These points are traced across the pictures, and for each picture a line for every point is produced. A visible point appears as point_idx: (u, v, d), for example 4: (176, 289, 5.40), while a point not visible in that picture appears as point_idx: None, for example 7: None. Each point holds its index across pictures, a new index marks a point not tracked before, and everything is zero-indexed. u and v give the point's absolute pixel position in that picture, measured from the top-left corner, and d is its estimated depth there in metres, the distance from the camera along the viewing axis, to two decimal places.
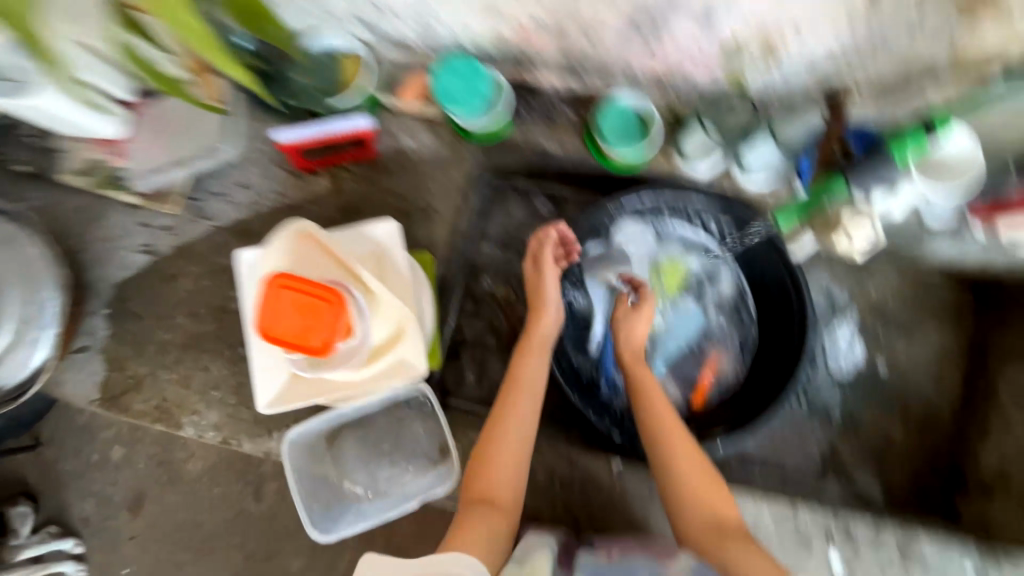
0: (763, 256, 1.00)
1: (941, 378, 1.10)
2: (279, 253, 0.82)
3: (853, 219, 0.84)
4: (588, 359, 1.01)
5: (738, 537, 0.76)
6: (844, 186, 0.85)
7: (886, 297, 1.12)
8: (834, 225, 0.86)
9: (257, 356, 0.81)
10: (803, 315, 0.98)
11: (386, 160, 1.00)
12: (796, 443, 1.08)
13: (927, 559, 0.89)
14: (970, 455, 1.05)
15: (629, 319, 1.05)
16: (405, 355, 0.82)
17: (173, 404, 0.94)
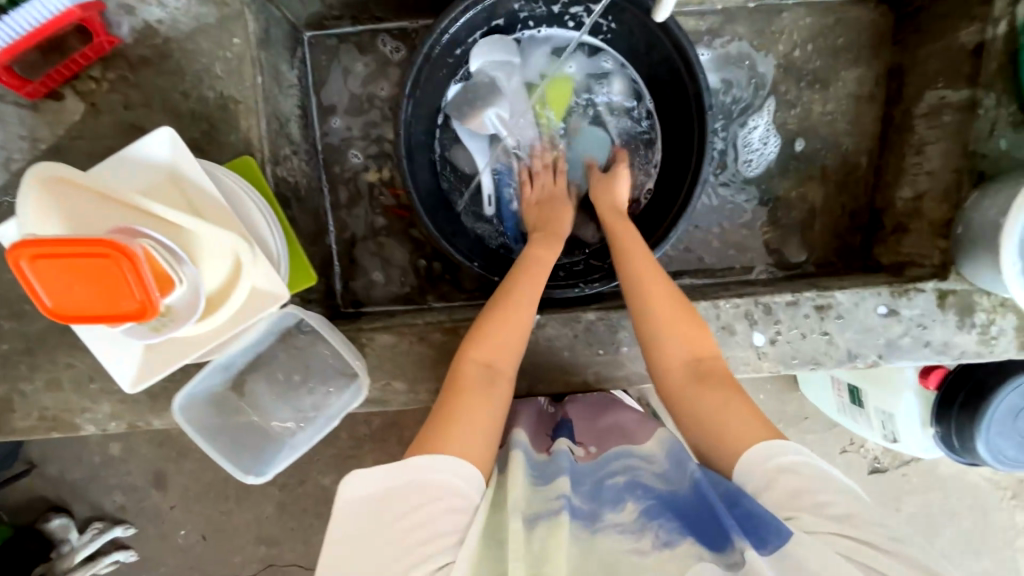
0: (638, 30, 0.89)
1: (858, 120, 1.05)
2: (40, 215, 0.63)
3: None
4: (486, 220, 0.99)
5: (718, 386, 0.71)
6: None
7: (786, 48, 1.02)
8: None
9: (92, 338, 0.70)
10: (693, 84, 0.85)
11: (138, 50, 0.75)
12: (732, 232, 1.07)
13: (841, 306, 0.90)
14: (888, 198, 1.02)
15: (517, 155, 0.97)
16: (255, 281, 0.71)
17: (58, 409, 0.84)
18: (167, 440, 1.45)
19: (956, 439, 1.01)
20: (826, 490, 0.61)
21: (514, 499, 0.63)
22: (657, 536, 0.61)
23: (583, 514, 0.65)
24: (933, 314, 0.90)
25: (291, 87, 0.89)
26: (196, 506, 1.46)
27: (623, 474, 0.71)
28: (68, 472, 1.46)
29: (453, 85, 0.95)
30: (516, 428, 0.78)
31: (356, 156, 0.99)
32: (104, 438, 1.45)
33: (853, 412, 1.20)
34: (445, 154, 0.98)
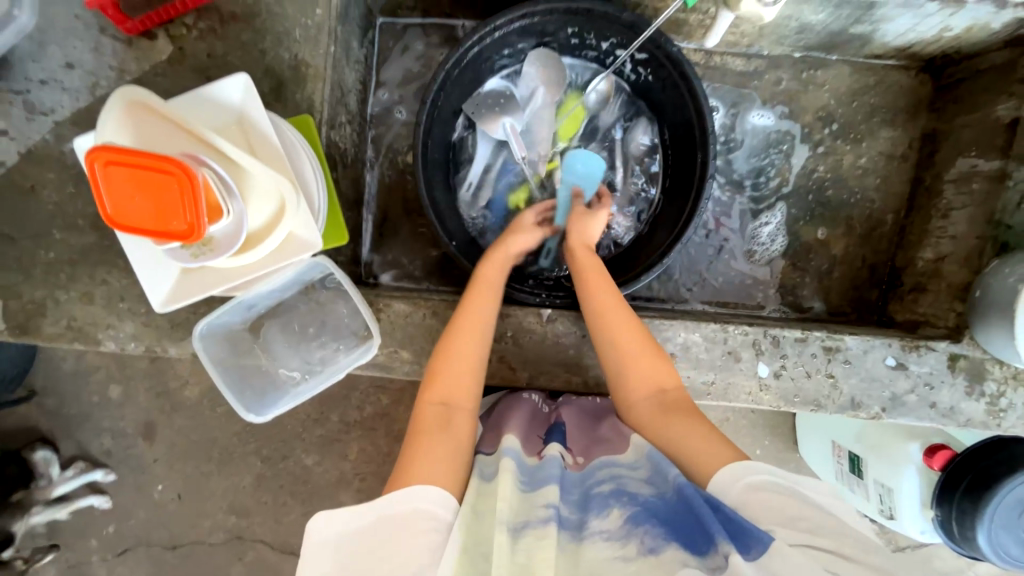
0: (665, 88, 0.94)
1: (886, 178, 1.07)
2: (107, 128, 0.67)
3: None
4: (476, 212, 1.04)
5: (684, 415, 0.72)
6: None
7: (824, 101, 1.06)
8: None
9: (138, 253, 0.75)
10: (704, 140, 0.89)
11: (230, 5, 0.83)
12: (745, 287, 1.09)
13: (849, 351, 0.91)
14: (909, 258, 1.04)
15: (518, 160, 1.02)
16: (293, 227, 0.75)
17: (84, 321, 0.88)
18: (166, 393, 1.48)
19: (956, 526, 0.94)
20: (799, 505, 0.60)
21: (499, 510, 0.61)
22: (642, 542, 0.60)
23: (569, 525, 0.63)
24: (942, 375, 0.90)
25: (357, 63, 0.96)
26: (178, 463, 1.48)
27: (610, 481, 0.68)
28: (66, 407, 1.49)
29: (496, 78, 1.01)
30: (505, 435, 0.74)
31: (408, 121, 1.05)
32: (106, 379, 1.48)
33: (851, 480, 1.13)
34: (461, 136, 1.04)
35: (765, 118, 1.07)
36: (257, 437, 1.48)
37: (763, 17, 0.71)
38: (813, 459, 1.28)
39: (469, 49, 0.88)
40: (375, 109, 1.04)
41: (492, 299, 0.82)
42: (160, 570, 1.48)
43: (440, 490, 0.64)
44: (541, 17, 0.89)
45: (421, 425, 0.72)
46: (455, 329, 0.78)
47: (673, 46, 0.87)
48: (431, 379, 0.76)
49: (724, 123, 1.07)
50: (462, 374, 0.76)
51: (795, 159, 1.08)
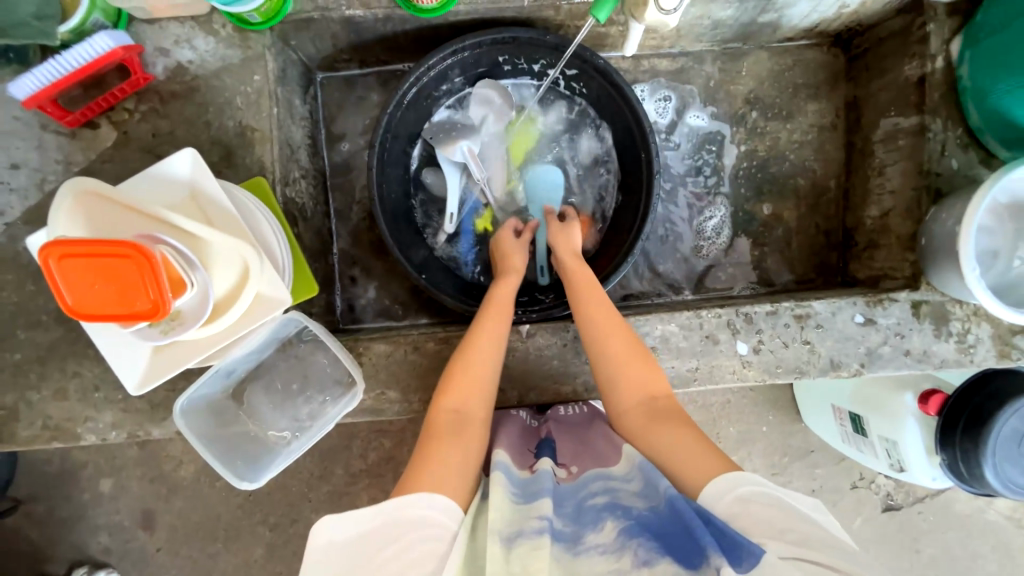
0: (599, 95, 0.99)
1: (822, 147, 1.13)
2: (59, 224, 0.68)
3: None
4: (442, 242, 1.06)
5: (674, 425, 0.72)
6: None
7: (751, 86, 1.13)
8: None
9: (107, 341, 0.74)
10: (644, 137, 0.94)
11: (169, 84, 0.85)
12: (709, 273, 1.13)
13: (819, 315, 0.94)
14: (858, 218, 1.09)
15: (480, 187, 1.05)
16: (261, 287, 0.76)
17: (61, 418, 0.87)
18: (160, 477, 1.43)
19: (963, 466, 0.94)
20: (792, 518, 0.59)
21: (491, 520, 0.61)
22: (636, 555, 0.58)
23: (564, 537, 0.62)
24: (909, 323, 0.94)
25: (302, 119, 0.99)
26: (183, 548, 1.43)
27: (603, 494, 0.68)
28: (56, 510, 1.43)
29: (440, 111, 1.04)
30: (495, 450, 0.74)
31: (361, 167, 1.07)
32: (94, 474, 1.43)
33: (857, 440, 1.15)
34: (416, 171, 1.06)
35: (700, 118, 1.12)
36: (261, 507, 1.43)
37: (668, 22, 0.76)
38: (818, 425, 1.30)
39: (407, 88, 0.91)
40: (328, 159, 1.06)
41: (502, 318, 0.84)
42: None
43: (446, 497, 0.63)
44: (472, 51, 0.93)
45: (433, 430, 0.72)
46: (467, 345, 0.80)
47: (599, 57, 0.92)
48: (446, 387, 0.76)
49: (666, 123, 1.13)
50: (476, 385, 0.76)
51: (735, 141, 1.13)
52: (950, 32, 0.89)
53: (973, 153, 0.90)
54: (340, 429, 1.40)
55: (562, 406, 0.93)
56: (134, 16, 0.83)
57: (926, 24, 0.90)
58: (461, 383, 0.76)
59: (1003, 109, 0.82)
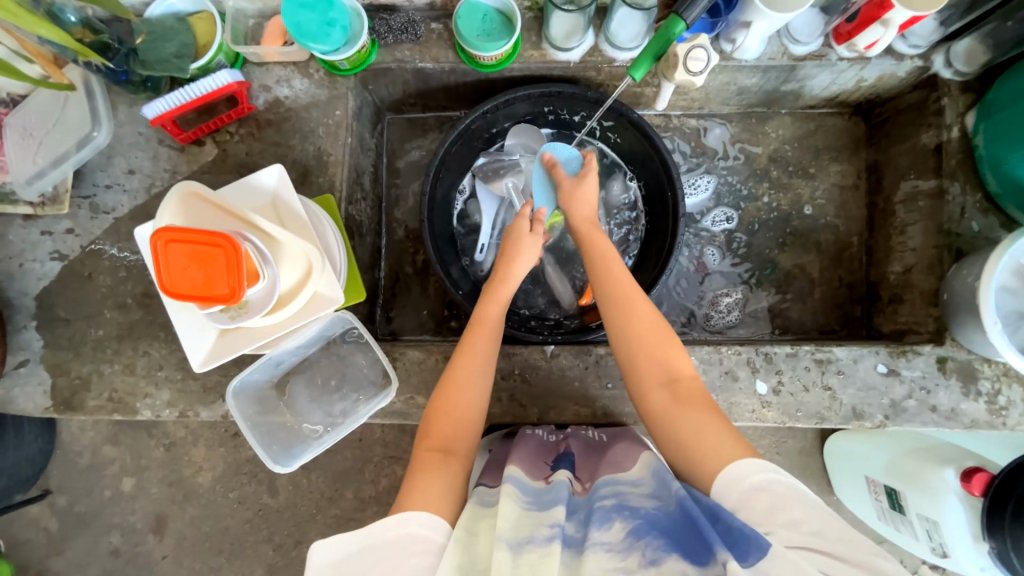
0: (632, 140, 1.08)
1: (844, 206, 1.19)
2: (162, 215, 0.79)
3: (688, 53, 0.86)
4: (477, 264, 1.17)
5: (695, 407, 0.75)
6: (682, 24, 0.81)
7: (777, 147, 1.21)
8: (676, 62, 0.86)
9: (183, 319, 0.84)
10: (671, 179, 1.02)
11: (266, 113, 1.01)
12: (727, 322, 1.17)
13: (840, 361, 0.95)
14: (881, 272, 1.12)
15: None
16: (320, 287, 0.86)
17: (124, 392, 0.96)
18: (178, 481, 1.47)
19: (1015, 558, 0.87)
20: (797, 507, 0.61)
21: (500, 529, 0.64)
22: (644, 554, 0.60)
23: (573, 542, 0.65)
24: (935, 378, 0.94)
25: (369, 150, 1.13)
26: (186, 558, 1.46)
27: (611, 497, 0.70)
28: (76, 505, 1.49)
29: (481, 157, 1.16)
30: (509, 464, 0.78)
31: (412, 194, 1.20)
32: (119, 472, 1.48)
33: (895, 518, 1.10)
34: (463, 204, 1.18)
35: (712, 257, 1.19)
36: (269, 524, 1.46)
37: (695, 83, 0.88)
38: (851, 497, 1.25)
39: (463, 130, 1.05)
40: (385, 188, 1.20)
41: (488, 342, 0.87)
42: None
43: (431, 514, 0.68)
44: (522, 101, 1.06)
45: (419, 470, 0.74)
46: (451, 378, 0.83)
47: (634, 113, 1.03)
48: (429, 430, 0.79)
49: (705, 196, 1.21)
50: (460, 426, 0.80)
51: (757, 197, 1.20)
52: (964, 106, 0.97)
53: (993, 217, 0.94)
54: (357, 451, 1.44)
55: (584, 426, 0.97)
56: (248, 59, 1.01)
57: (941, 98, 0.98)
58: (442, 419, 0.80)
59: (1019, 176, 0.87)
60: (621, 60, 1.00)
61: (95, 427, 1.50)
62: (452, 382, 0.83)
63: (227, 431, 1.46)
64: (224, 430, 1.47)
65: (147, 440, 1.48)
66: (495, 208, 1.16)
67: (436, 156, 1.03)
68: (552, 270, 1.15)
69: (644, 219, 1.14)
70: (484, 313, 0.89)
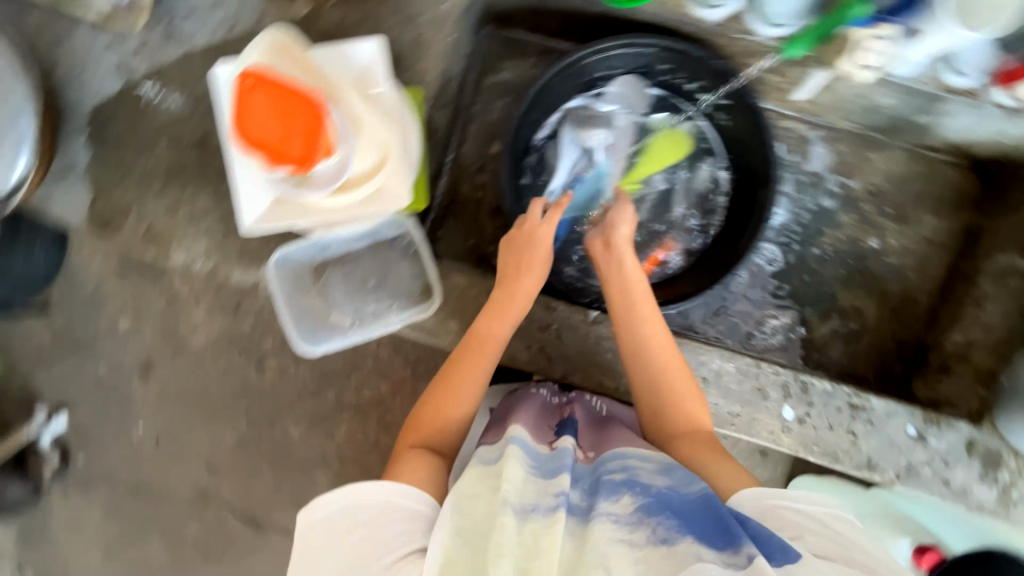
0: (743, 124, 0.99)
1: (926, 263, 1.13)
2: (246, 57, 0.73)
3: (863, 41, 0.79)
4: None
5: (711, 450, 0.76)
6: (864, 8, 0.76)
7: (878, 182, 1.13)
8: (847, 47, 0.81)
9: (241, 173, 0.80)
10: (767, 175, 0.97)
11: None
12: (766, 343, 1.13)
13: (873, 411, 0.94)
14: (938, 338, 1.08)
15: (599, 179, 1.06)
16: (388, 182, 0.82)
17: (163, 230, 0.94)
18: (173, 335, 1.42)
19: None
20: (820, 526, 0.63)
21: (507, 492, 0.64)
22: (655, 532, 0.61)
23: (578, 512, 0.65)
24: (958, 455, 0.92)
25: (464, 56, 1.05)
26: (166, 409, 1.46)
27: (620, 471, 0.70)
28: (65, 331, 1.45)
29: (576, 98, 1.06)
30: (512, 425, 0.78)
31: (493, 118, 1.12)
32: (117, 310, 1.42)
33: None
34: (542, 142, 1.08)
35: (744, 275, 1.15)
36: (250, 397, 1.45)
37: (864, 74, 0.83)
38: None
39: (570, 64, 0.97)
40: (465, 100, 1.10)
41: (490, 356, 0.82)
42: None
43: (418, 491, 0.69)
44: (642, 49, 0.97)
45: (402, 462, 0.74)
46: (450, 381, 0.81)
47: (754, 98, 0.95)
48: (416, 425, 0.79)
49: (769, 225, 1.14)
50: (447, 426, 0.79)
51: (843, 226, 1.14)
52: None
53: None
54: (350, 356, 1.43)
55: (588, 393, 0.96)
56: None
57: None
58: (433, 417, 0.80)
59: None
60: (765, 37, 0.89)
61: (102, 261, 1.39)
62: (449, 386, 0.81)
63: (230, 304, 1.41)
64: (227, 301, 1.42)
65: (151, 289, 1.40)
66: (575, 157, 1.07)
67: (538, 83, 0.97)
68: None
69: (724, 213, 1.07)
70: (492, 330, 0.83)
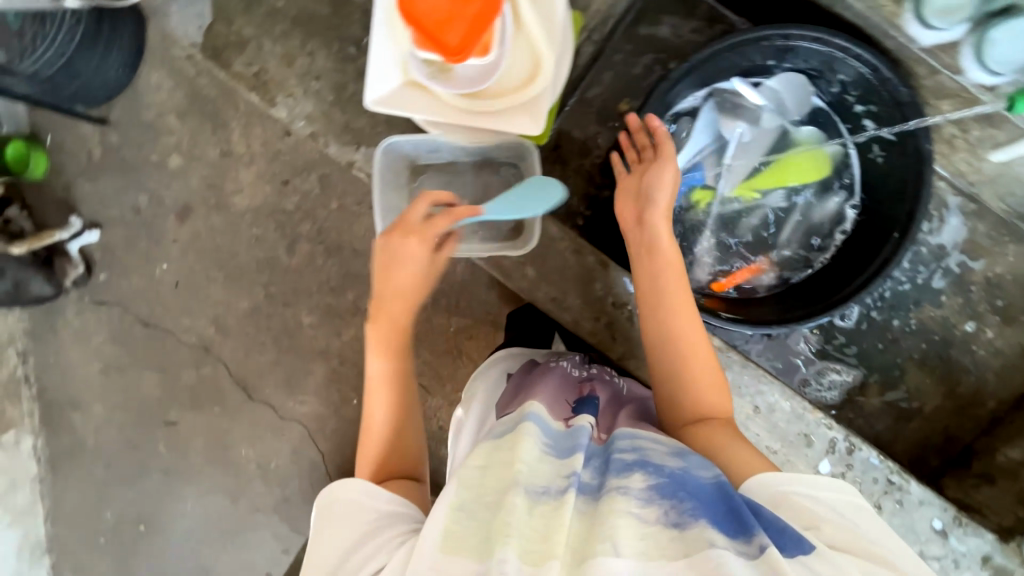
0: (899, 166, 0.90)
1: (1011, 372, 1.07)
2: None
3: None
4: None
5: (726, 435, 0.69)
6: None
7: (1002, 273, 1.06)
8: None
9: (382, 43, 0.74)
10: (908, 223, 0.87)
11: None
12: (816, 392, 1.10)
13: (908, 495, 0.91)
14: (992, 448, 1.04)
15: (720, 174, 1.00)
16: (527, 101, 0.76)
17: (273, 78, 0.90)
18: (215, 189, 1.35)
19: None
20: (837, 520, 0.59)
21: (519, 472, 0.60)
22: (666, 513, 0.55)
23: (587, 489, 0.60)
24: (971, 562, 0.89)
25: None
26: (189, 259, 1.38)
27: (632, 451, 0.64)
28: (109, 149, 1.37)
29: (731, 80, 0.97)
30: (531, 400, 0.73)
31: (634, 73, 1.03)
32: (173, 145, 1.35)
33: None
34: (679, 113, 0.99)
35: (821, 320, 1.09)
36: (273, 273, 1.36)
37: None
38: None
39: (753, 40, 0.85)
40: (608, 46, 1.03)
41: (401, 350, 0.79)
42: (123, 338, 1.41)
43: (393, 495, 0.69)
44: (831, 50, 0.85)
45: None
46: (387, 395, 0.78)
47: (928, 144, 0.84)
48: (373, 460, 0.76)
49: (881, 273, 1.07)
50: (407, 439, 0.78)
51: (943, 305, 1.08)
52: None
53: None
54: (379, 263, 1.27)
55: (610, 372, 0.89)
56: None
57: None
58: (385, 440, 0.76)
59: None
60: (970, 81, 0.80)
61: (171, 91, 1.33)
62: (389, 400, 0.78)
63: (278, 178, 1.32)
64: (278, 172, 1.33)
65: (209, 134, 1.33)
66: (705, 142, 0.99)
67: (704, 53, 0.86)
68: (709, 240, 1.01)
69: (833, 254, 1.01)
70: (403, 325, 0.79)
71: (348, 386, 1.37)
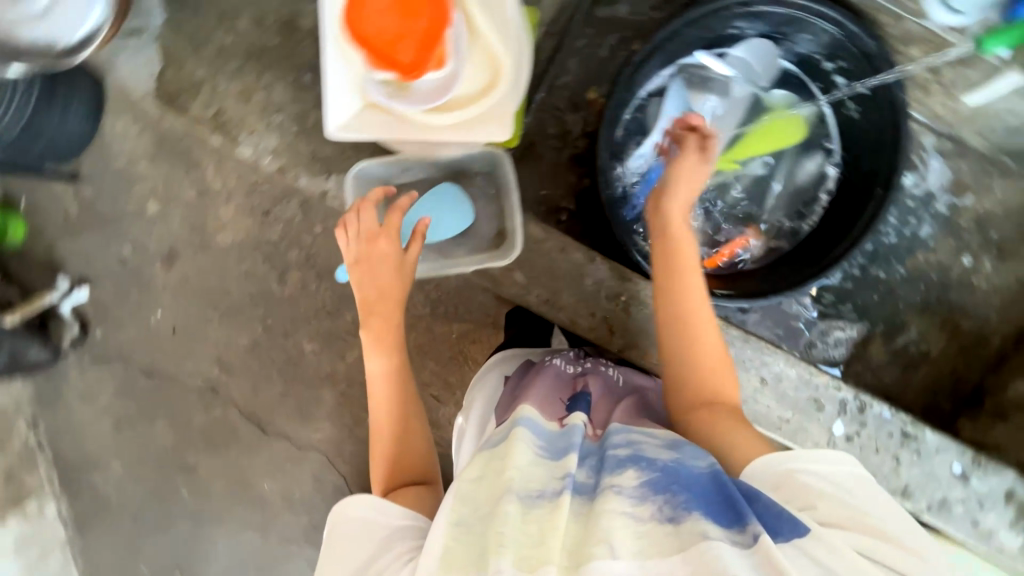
0: (876, 117, 0.89)
1: (1012, 306, 1.07)
2: None
3: None
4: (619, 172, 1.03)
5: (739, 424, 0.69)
6: None
7: (991, 208, 1.05)
8: None
9: (336, 67, 0.72)
10: (890, 176, 0.86)
11: None
12: (822, 353, 1.10)
13: (925, 444, 0.91)
14: (1001, 383, 1.04)
15: None
16: (491, 105, 0.74)
17: (232, 116, 0.88)
18: (199, 229, 1.33)
19: None
20: (833, 495, 0.59)
21: (512, 479, 0.59)
22: (661, 509, 0.55)
23: (584, 489, 0.60)
24: (994, 501, 0.89)
25: None
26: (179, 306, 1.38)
27: (625, 446, 0.64)
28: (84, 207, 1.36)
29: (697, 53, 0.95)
30: (522, 403, 0.72)
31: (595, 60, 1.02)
32: (146, 193, 1.33)
33: None
34: (647, 96, 0.97)
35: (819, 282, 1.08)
36: (266, 307, 1.35)
37: None
38: None
39: (713, 11, 0.84)
40: (568, 35, 1.01)
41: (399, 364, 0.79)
42: (128, 392, 1.41)
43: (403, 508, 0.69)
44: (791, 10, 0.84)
45: None
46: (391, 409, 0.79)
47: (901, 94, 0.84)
48: (386, 474, 0.77)
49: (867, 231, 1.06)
50: (416, 451, 0.78)
51: (936, 249, 1.07)
52: None
53: None
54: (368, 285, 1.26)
55: (604, 362, 0.89)
56: None
57: None
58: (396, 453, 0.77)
59: None
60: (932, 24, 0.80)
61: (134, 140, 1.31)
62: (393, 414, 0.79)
63: (259, 208, 1.31)
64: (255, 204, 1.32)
65: (182, 176, 1.31)
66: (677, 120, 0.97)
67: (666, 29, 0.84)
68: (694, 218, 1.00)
69: (821, 215, 0.99)
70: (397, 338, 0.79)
71: (358, 408, 1.37)
